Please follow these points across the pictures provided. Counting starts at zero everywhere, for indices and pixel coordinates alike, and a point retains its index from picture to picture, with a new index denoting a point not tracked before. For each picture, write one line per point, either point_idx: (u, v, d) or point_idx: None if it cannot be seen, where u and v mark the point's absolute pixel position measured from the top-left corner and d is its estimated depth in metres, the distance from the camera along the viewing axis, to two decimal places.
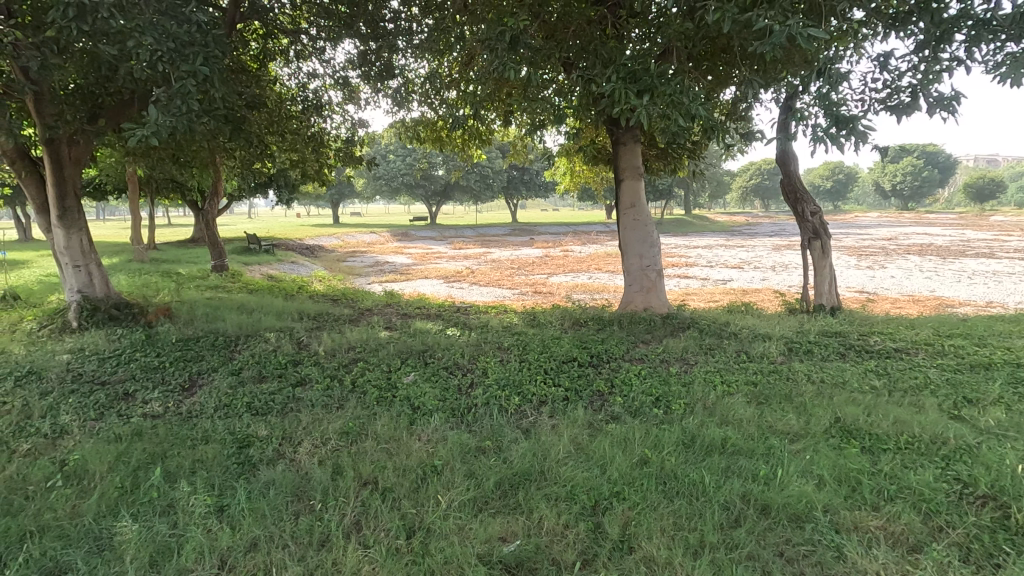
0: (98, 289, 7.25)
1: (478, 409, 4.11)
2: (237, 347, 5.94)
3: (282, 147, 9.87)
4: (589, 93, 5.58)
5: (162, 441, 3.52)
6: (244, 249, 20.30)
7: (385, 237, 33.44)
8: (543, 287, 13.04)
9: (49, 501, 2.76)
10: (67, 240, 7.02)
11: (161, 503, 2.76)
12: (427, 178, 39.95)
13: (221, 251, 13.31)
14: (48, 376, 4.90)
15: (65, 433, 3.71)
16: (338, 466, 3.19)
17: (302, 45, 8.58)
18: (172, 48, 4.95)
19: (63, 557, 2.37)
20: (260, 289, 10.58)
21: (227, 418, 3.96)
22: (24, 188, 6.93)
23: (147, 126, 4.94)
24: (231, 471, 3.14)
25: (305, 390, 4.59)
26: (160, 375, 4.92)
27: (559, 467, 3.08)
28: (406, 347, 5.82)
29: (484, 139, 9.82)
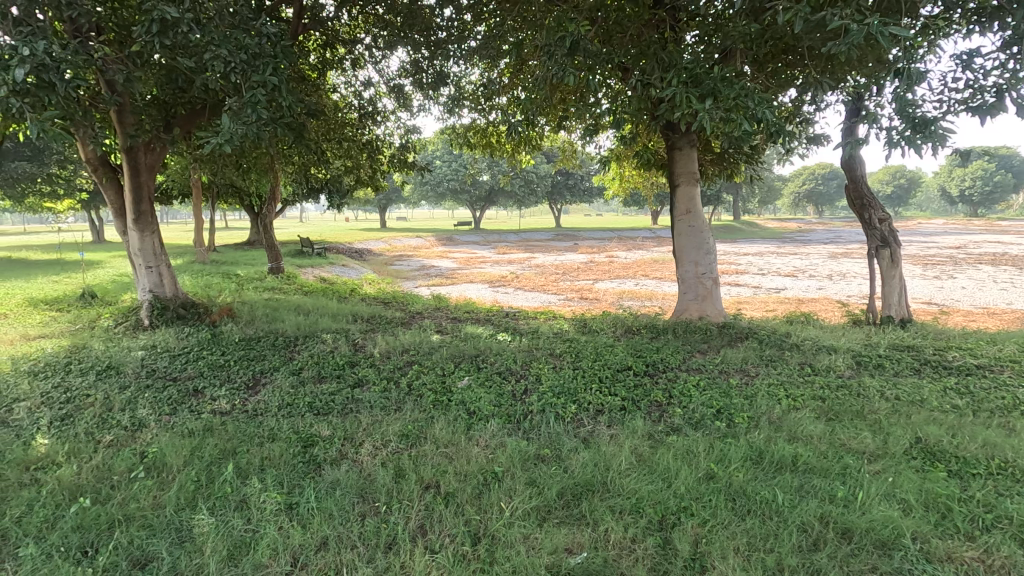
0: (167, 289, 7.61)
1: (535, 416, 4.09)
2: (297, 347, 6.14)
3: (337, 154, 10.17)
4: (648, 96, 5.49)
5: (232, 438, 3.65)
6: (299, 252, 21.07)
7: (430, 241, 34.06)
8: (590, 293, 13.01)
9: (132, 492, 2.89)
10: (141, 242, 7.41)
11: (234, 499, 2.85)
12: (473, 183, 40.46)
13: (278, 253, 13.80)
14: (125, 371, 5.18)
15: (143, 426, 3.90)
16: (400, 469, 3.23)
17: (357, 54, 8.81)
18: (243, 58, 5.15)
19: (149, 546, 2.47)
20: (315, 291, 10.93)
21: (291, 417, 4.07)
22: (104, 193, 7.36)
23: (219, 134, 5.15)
24: (298, 469, 3.22)
25: (363, 391, 4.68)
26: (226, 373, 5.11)
27: (622, 478, 3.01)
28: (458, 351, 5.85)
29: (534, 145, 9.82)
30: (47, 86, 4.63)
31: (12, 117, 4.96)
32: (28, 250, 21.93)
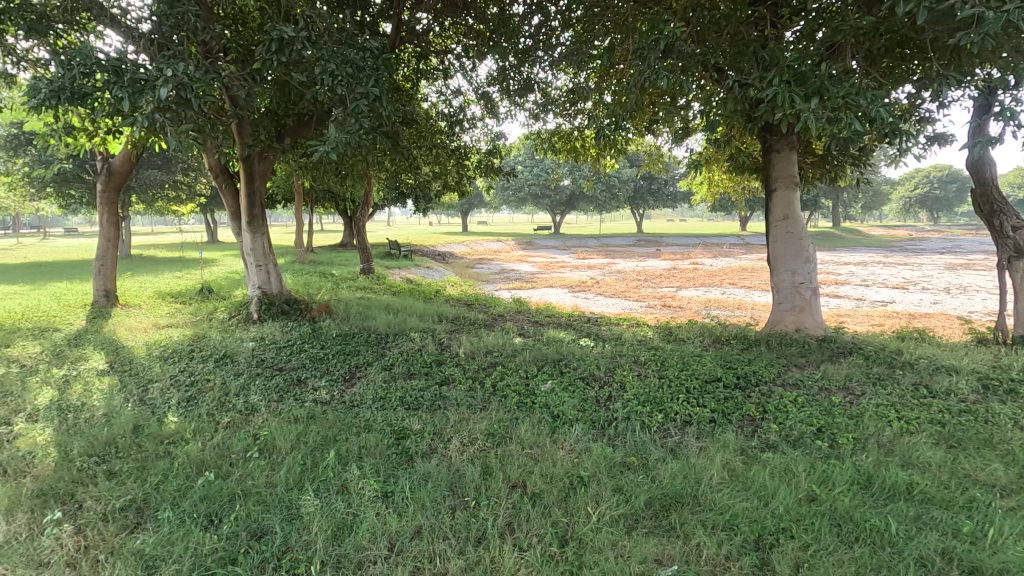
0: (274, 286, 8.25)
1: (619, 423, 4.04)
2: (388, 344, 6.46)
3: (427, 161, 10.60)
4: (745, 97, 5.27)
5: (332, 426, 3.90)
6: (387, 254, 22.10)
7: (511, 245, 34.50)
8: (673, 300, 12.62)
9: (248, 470, 3.17)
10: (253, 242, 8.09)
11: (335, 483, 3.05)
12: (555, 189, 40.48)
13: (369, 255, 14.56)
14: (238, 359, 5.69)
15: (256, 410, 4.27)
16: (487, 466, 3.31)
17: (448, 64, 9.15)
18: (348, 72, 5.51)
19: (264, 520, 2.69)
20: (403, 291, 11.42)
21: (385, 410, 4.29)
22: (223, 197, 8.12)
23: (325, 143, 5.54)
24: (392, 460, 3.39)
25: (450, 389, 4.84)
26: (325, 366, 5.48)
27: (713, 493, 2.91)
28: (541, 355, 5.90)
29: (620, 149, 9.70)
30: (184, 103, 5.19)
31: (155, 131, 5.62)
32: (156, 249, 24.56)
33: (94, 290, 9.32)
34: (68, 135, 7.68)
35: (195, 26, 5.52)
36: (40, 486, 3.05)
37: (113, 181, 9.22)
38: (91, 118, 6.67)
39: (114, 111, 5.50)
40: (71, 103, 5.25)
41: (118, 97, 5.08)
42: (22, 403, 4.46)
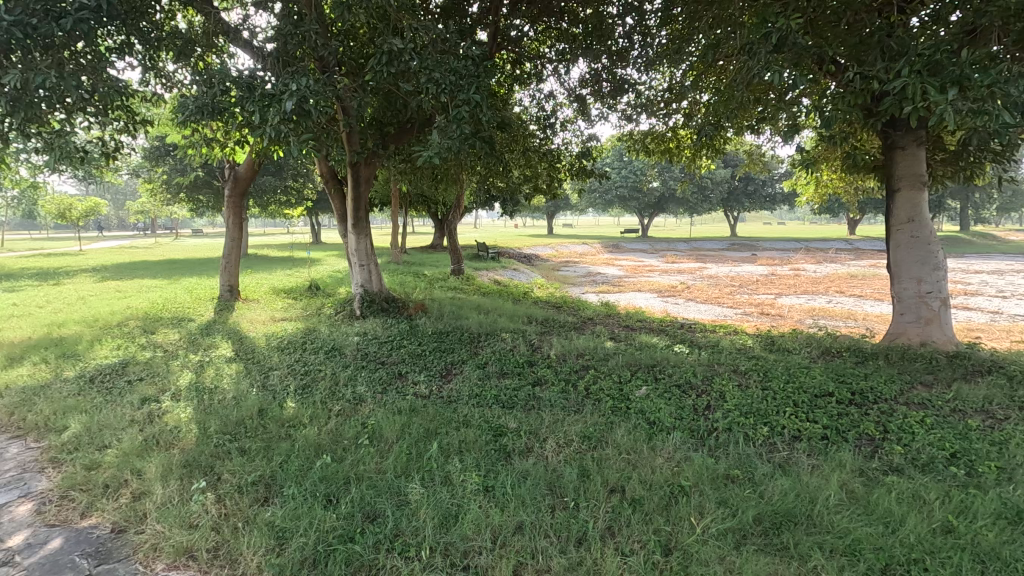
0: (375, 285, 8.72)
1: (720, 434, 3.88)
2: (481, 343, 6.63)
3: (519, 164, 10.76)
4: (867, 89, 4.87)
5: (433, 419, 4.07)
6: (475, 255, 22.65)
7: (596, 248, 34.12)
8: (772, 308, 11.92)
9: (360, 456, 3.39)
10: (358, 243, 8.61)
11: (439, 474, 3.18)
12: (643, 191, 39.51)
13: (460, 256, 15.00)
14: (346, 352, 6.10)
15: (363, 401, 4.55)
16: (585, 468, 3.30)
17: (541, 68, 9.24)
18: (451, 80, 5.72)
19: (376, 503, 2.87)
20: (492, 292, 11.65)
21: (481, 407, 4.42)
22: (332, 201, 8.71)
23: (428, 148, 5.79)
24: (491, 455, 3.48)
25: (543, 390, 4.88)
26: (423, 361, 5.72)
27: (831, 514, 2.73)
28: (634, 360, 5.78)
29: (718, 149, 9.30)
30: (304, 115, 5.64)
31: (278, 141, 6.15)
32: (269, 249, 26.79)
33: (220, 285, 10.36)
34: (204, 147, 8.60)
35: (314, 43, 5.98)
36: (186, 457, 3.44)
37: (238, 187, 10.21)
38: (224, 132, 7.44)
39: (245, 125, 6.09)
40: (210, 117, 5.87)
41: (250, 111, 5.63)
42: (167, 384, 5.05)
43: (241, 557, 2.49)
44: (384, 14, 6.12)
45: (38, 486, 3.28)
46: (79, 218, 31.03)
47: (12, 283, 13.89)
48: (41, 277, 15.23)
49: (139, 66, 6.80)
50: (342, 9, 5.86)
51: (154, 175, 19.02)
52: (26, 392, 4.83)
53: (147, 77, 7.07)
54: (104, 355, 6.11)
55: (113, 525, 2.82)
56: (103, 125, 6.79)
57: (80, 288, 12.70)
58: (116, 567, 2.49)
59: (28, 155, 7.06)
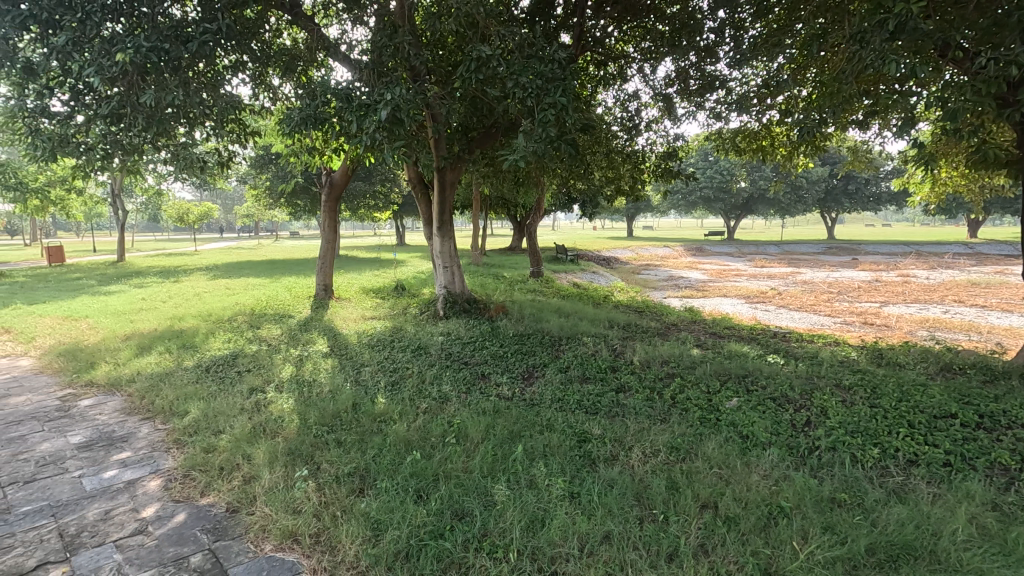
0: (457, 286, 8.93)
1: (823, 453, 3.60)
2: (562, 346, 6.60)
3: (601, 166, 10.61)
4: (1004, 75, 4.34)
5: (516, 422, 4.09)
6: (554, 258, 22.62)
7: (679, 251, 33.00)
8: (877, 318, 10.96)
9: (447, 454, 3.47)
10: (442, 245, 8.85)
11: (524, 477, 3.19)
12: (730, 192, 37.72)
13: (539, 259, 15.04)
14: (431, 351, 6.29)
15: (448, 399, 4.67)
16: (674, 480, 3.19)
17: (626, 68, 9.06)
18: (539, 84, 5.74)
19: (464, 502, 2.91)
20: (572, 295, 11.58)
21: (564, 411, 4.38)
22: (419, 205, 9.02)
23: (515, 152, 5.84)
24: (576, 461, 3.45)
25: (627, 397, 4.77)
26: (505, 363, 5.78)
27: (959, 552, 2.45)
28: (723, 369, 5.51)
29: (818, 147, 8.69)
30: (397, 123, 5.89)
31: (372, 149, 6.46)
32: (358, 250, 28.26)
33: (316, 284, 11.05)
34: (304, 155, 9.21)
35: (407, 53, 6.23)
36: (289, 445, 3.69)
37: (333, 191, 10.85)
38: (323, 140, 7.92)
39: (343, 134, 6.45)
40: (312, 127, 6.28)
41: (348, 121, 5.97)
42: (271, 376, 5.45)
43: (340, 545, 2.62)
44: (473, 22, 6.26)
45: (165, 464, 3.64)
46: (196, 222, 34.26)
47: (141, 279, 15.57)
48: (164, 275, 16.98)
49: (250, 82, 7.41)
50: (434, 19, 6.05)
51: (260, 182, 20.64)
52: (154, 378, 5.38)
53: (257, 92, 7.68)
54: (217, 347, 6.70)
55: (228, 505, 3.07)
56: (220, 137, 7.45)
57: (196, 285, 14.03)
58: (231, 544, 2.71)
59: (157, 166, 7.88)
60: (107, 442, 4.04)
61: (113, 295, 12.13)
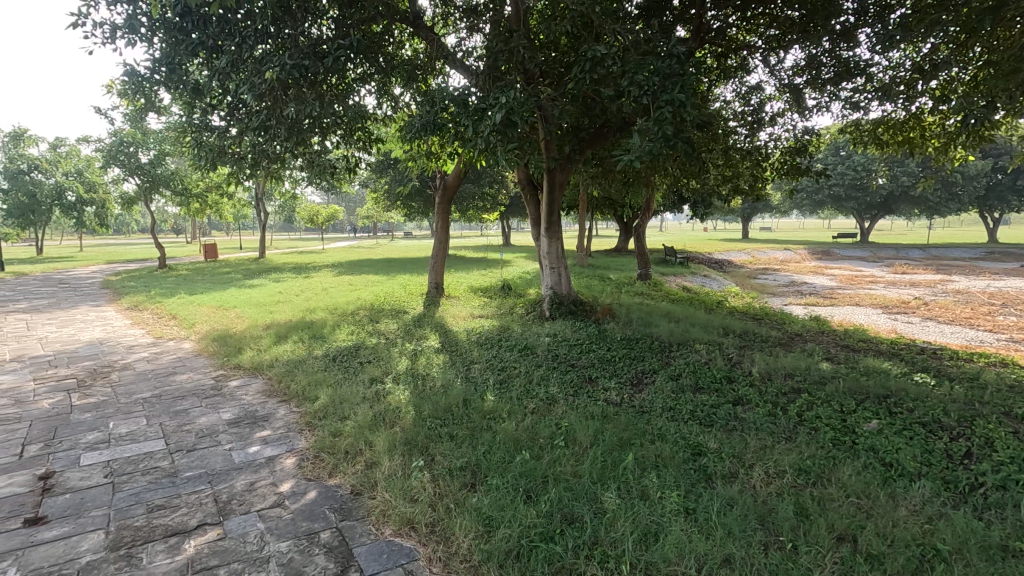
0: (564, 287, 8.90)
1: (990, 492, 3.10)
2: (672, 353, 6.34)
3: (718, 164, 10.05)
4: None
5: (625, 428, 3.98)
6: (663, 260, 21.85)
7: (802, 253, 30.42)
8: None
9: (556, 457, 3.46)
10: (549, 247, 8.86)
11: (635, 487, 3.09)
12: (865, 189, 34.11)
13: (647, 261, 14.57)
14: (538, 352, 6.34)
15: (555, 401, 4.66)
16: (803, 505, 2.91)
17: (749, 59, 8.49)
18: (657, 81, 5.53)
19: (574, 508, 2.87)
20: (683, 300, 11.09)
21: (676, 421, 4.19)
22: (527, 206, 9.12)
23: (630, 153, 5.68)
24: (690, 475, 3.27)
25: (746, 410, 4.45)
26: (613, 367, 5.66)
27: None
28: (859, 387, 4.96)
29: (983, 137, 7.56)
30: (511, 126, 5.99)
31: (485, 152, 6.64)
32: (467, 250, 29.27)
33: (429, 282, 11.57)
34: (422, 159, 9.70)
35: (521, 57, 6.30)
36: (407, 435, 3.88)
37: (446, 193, 11.29)
38: (440, 144, 8.28)
39: (459, 138, 6.69)
40: (431, 133, 6.58)
41: (464, 125, 6.18)
42: (389, 367, 5.79)
43: (454, 537, 2.71)
44: (587, 21, 6.20)
45: (299, 444, 4.00)
46: (324, 223, 37.37)
47: (278, 274, 17.30)
48: (298, 271, 18.77)
49: (376, 93, 7.92)
50: (548, 20, 6.08)
51: (379, 186, 22.07)
52: (290, 365, 5.94)
53: (381, 102, 8.21)
54: (342, 339, 7.26)
55: (352, 487, 3.29)
56: (349, 144, 8.06)
57: (324, 281, 15.33)
58: (356, 525, 2.90)
59: (295, 172, 8.69)
60: (252, 420, 4.52)
61: (256, 288, 13.61)
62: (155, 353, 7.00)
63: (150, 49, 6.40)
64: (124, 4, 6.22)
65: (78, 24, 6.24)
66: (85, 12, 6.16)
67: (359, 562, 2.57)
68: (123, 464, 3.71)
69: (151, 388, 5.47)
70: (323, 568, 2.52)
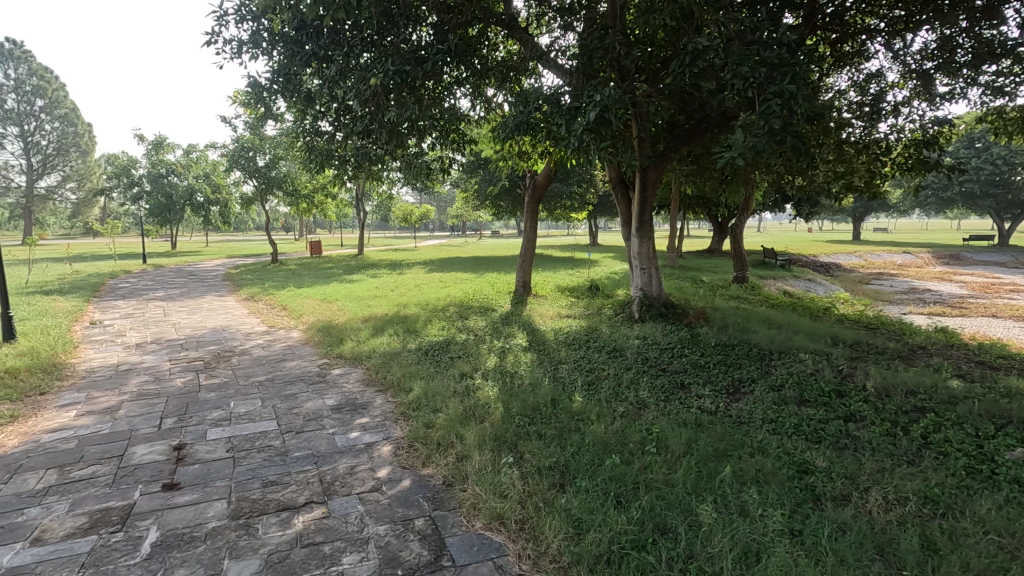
0: (654, 289, 8.65)
1: None
2: (773, 361, 5.95)
3: (829, 159, 9.28)
4: None
5: (721, 439, 3.79)
6: (762, 262, 20.58)
7: (925, 257, 27.38)
8: None
9: (647, 463, 3.36)
10: (640, 247, 8.65)
11: (734, 501, 2.92)
12: (1006, 185, 30.09)
13: (744, 263, 13.78)
14: (627, 354, 6.19)
15: (645, 406, 4.53)
16: (931, 539, 2.61)
17: (868, 44, 7.76)
18: (764, 72, 5.19)
19: (668, 518, 2.77)
20: (784, 305, 10.37)
21: (778, 435, 3.92)
22: (618, 205, 8.97)
23: (731, 149, 5.38)
24: (795, 494, 3.04)
25: (858, 428, 4.07)
26: (707, 374, 5.41)
27: None
28: (999, 411, 4.36)
29: None
30: (605, 124, 5.89)
31: (577, 150, 6.59)
32: (553, 250, 29.21)
33: (516, 281, 11.69)
34: (513, 159, 9.82)
35: (618, 53, 6.18)
36: (496, 431, 3.94)
37: (536, 193, 11.35)
38: (531, 144, 8.34)
39: (552, 137, 6.70)
40: (524, 133, 6.62)
41: (557, 124, 6.18)
42: (478, 363, 5.92)
43: (543, 537, 2.71)
44: (687, 13, 5.98)
45: (394, 433, 4.19)
46: (416, 222, 38.85)
47: (375, 270, 18.22)
48: (392, 267, 19.67)
49: (470, 95, 8.12)
50: (647, 14, 5.92)
51: (469, 185, 22.61)
52: (385, 357, 6.24)
53: (475, 104, 8.40)
54: (433, 334, 7.52)
55: (444, 479, 3.40)
56: (443, 145, 8.32)
57: (416, 277, 15.97)
58: (448, 515, 2.98)
59: (393, 174, 9.13)
60: (352, 407, 4.80)
61: (355, 283, 14.44)
62: (268, 341, 7.63)
63: (270, 61, 6.97)
64: (249, 22, 6.83)
65: (211, 42, 6.94)
66: (217, 31, 6.83)
67: (451, 552, 2.64)
68: (242, 441, 4.07)
69: (266, 372, 5.97)
70: (418, 554, 2.62)
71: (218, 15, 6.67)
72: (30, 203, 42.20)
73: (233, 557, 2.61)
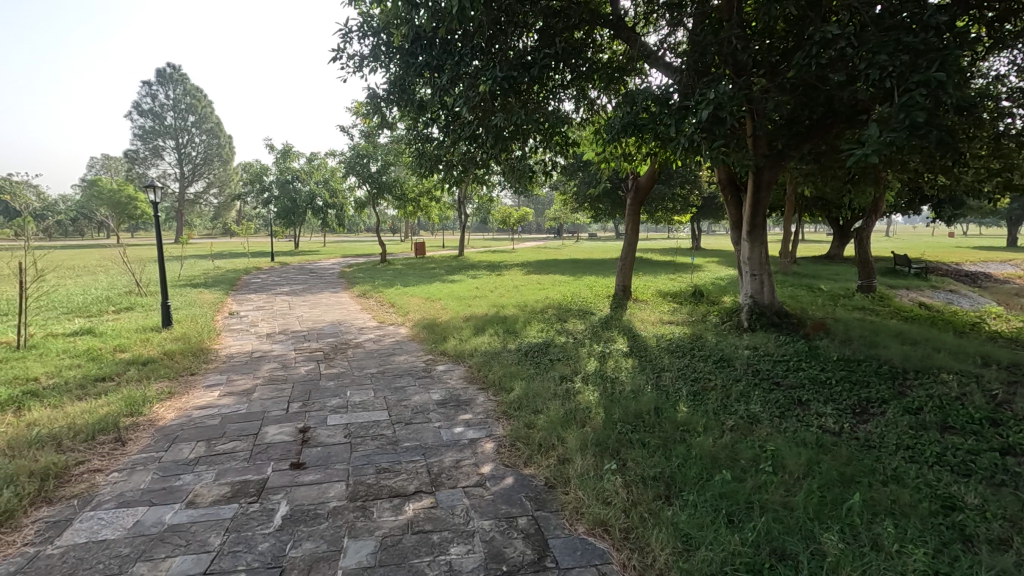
0: (766, 296, 8.09)
1: None
2: (907, 381, 5.33)
3: (981, 155, 8.16)
4: None
5: (847, 463, 3.46)
6: (892, 270, 18.55)
7: None
8: None
9: (762, 483, 3.15)
10: (751, 251, 8.15)
11: (865, 533, 2.66)
12: None
13: (871, 270, 12.50)
14: (736, 365, 5.86)
15: (757, 421, 4.26)
16: None
17: None
18: (905, 60, 4.68)
19: (786, 544, 2.58)
20: (921, 319, 9.26)
21: (917, 465, 3.50)
22: (728, 207, 8.52)
23: (863, 146, 4.92)
24: (941, 533, 2.70)
25: (1020, 463, 3.53)
26: (829, 391, 4.96)
27: None
28: None
29: None
30: (718, 122, 5.62)
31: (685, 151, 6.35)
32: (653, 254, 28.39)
33: (616, 284, 11.48)
34: (616, 161, 9.68)
35: (733, 47, 5.87)
36: (598, 436, 3.89)
37: (638, 194, 11.09)
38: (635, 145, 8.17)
39: (660, 138, 6.51)
40: (630, 134, 6.50)
41: (665, 124, 5.99)
42: (578, 366, 5.90)
43: (650, 549, 2.64)
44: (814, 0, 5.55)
45: (497, 430, 4.28)
46: (515, 224, 39.57)
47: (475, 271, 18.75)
48: (491, 268, 20.14)
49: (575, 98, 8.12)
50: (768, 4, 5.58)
51: (569, 188, 22.61)
52: (487, 356, 6.41)
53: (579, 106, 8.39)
54: (533, 335, 7.60)
55: (546, 480, 3.42)
56: (547, 148, 8.38)
57: (514, 279, 16.19)
58: (550, 516, 3.00)
59: (497, 177, 9.36)
60: (456, 403, 4.98)
61: (456, 283, 14.96)
62: (379, 335, 8.13)
63: (387, 72, 7.43)
64: (371, 37, 7.33)
65: (337, 58, 7.53)
66: (342, 47, 7.40)
67: (555, 553, 2.65)
68: (358, 428, 4.37)
69: (377, 365, 6.37)
70: (522, 552, 2.66)
71: (344, 32, 7.23)
72: (182, 206, 48.31)
73: (352, 537, 2.80)
